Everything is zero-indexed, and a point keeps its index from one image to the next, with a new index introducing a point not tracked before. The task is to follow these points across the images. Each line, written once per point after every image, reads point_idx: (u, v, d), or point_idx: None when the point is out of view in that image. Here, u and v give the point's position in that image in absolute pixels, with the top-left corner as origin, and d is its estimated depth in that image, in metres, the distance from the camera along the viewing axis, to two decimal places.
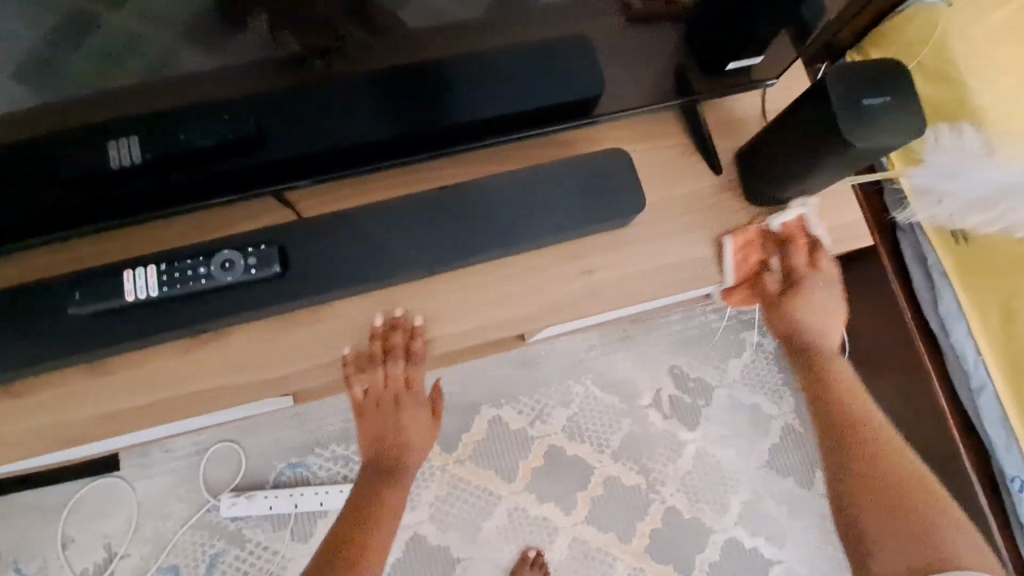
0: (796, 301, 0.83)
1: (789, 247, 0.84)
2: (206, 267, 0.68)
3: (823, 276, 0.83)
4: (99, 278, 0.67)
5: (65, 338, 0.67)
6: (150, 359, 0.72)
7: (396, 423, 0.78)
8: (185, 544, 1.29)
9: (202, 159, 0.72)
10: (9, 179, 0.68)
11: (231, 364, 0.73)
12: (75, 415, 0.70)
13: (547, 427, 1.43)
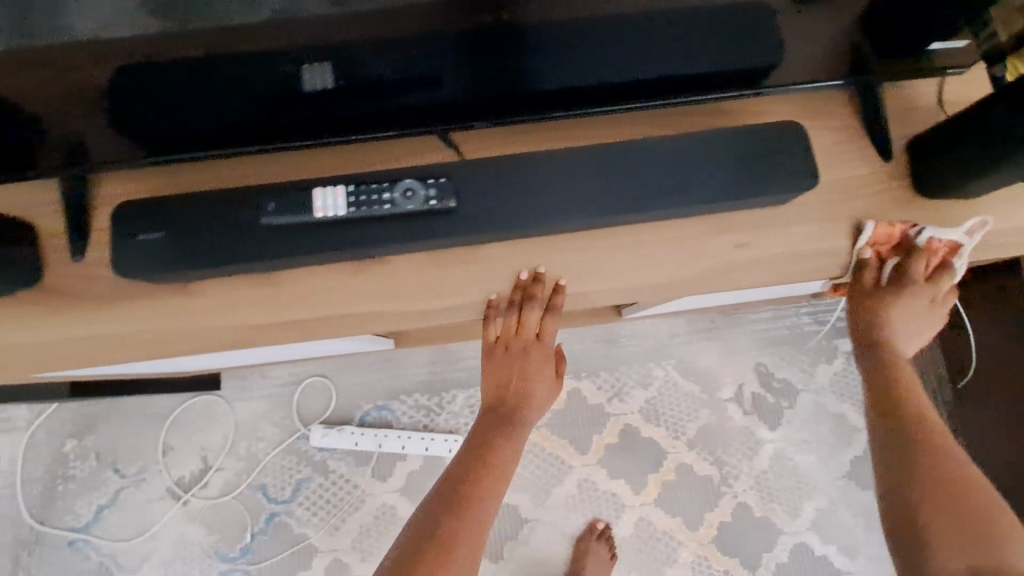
0: (886, 305, 0.84)
1: (910, 257, 0.83)
2: (390, 193, 0.69)
3: (938, 298, 0.85)
4: (288, 193, 0.69)
5: (250, 247, 0.69)
6: (303, 278, 0.73)
7: (522, 374, 0.82)
8: (274, 465, 1.38)
9: (385, 92, 0.73)
10: (206, 91, 0.70)
11: (378, 292, 0.73)
12: (225, 322, 0.71)
13: (626, 406, 1.42)
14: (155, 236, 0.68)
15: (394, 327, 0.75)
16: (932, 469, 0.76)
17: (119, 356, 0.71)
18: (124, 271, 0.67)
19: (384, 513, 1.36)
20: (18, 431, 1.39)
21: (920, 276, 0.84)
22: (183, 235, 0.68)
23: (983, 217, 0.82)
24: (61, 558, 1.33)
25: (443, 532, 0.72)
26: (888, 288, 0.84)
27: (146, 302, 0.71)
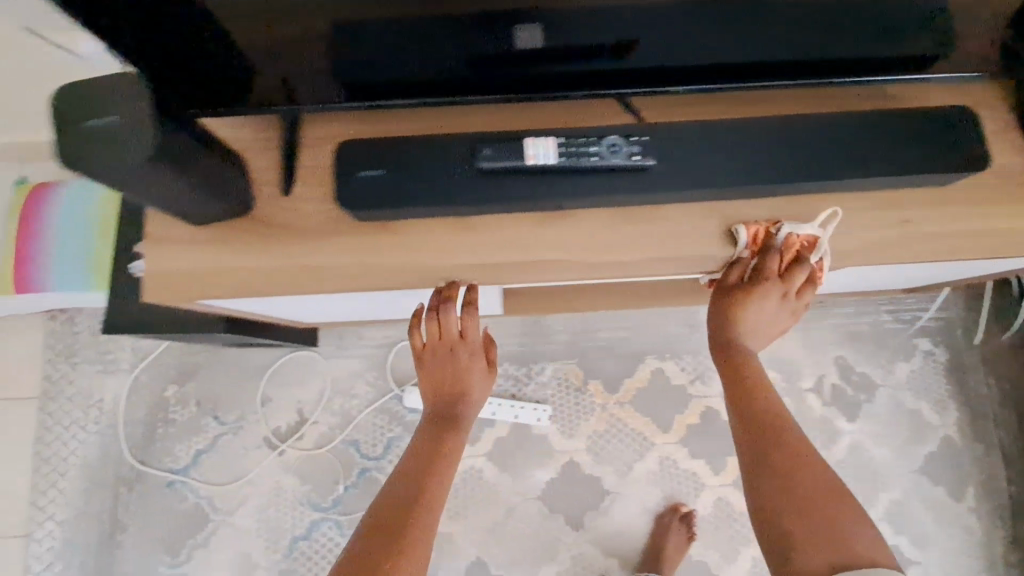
0: (738, 303, 0.82)
1: (766, 255, 0.81)
2: (598, 147, 0.71)
3: (795, 295, 0.82)
4: (499, 139, 0.71)
5: (463, 187, 0.70)
6: (490, 225, 0.77)
7: (453, 372, 0.92)
8: (367, 423, 1.42)
9: (587, 56, 0.74)
10: (419, 44, 0.72)
11: (557, 243, 0.77)
12: (419, 261, 0.76)
13: (708, 390, 1.46)
14: (375, 172, 0.69)
15: (568, 276, 0.78)
16: (787, 468, 0.72)
17: (316, 285, 0.75)
18: (348, 204, 0.70)
19: (471, 476, 1.41)
20: (123, 373, 1.43)
21: (774, 272, 0.81)
22: (399, 174, 0.70)
23: (835, 208, 0.80)
24: (160, 498, 1.38)
25: (389, 524, 0.77)
26: (738, 285, 0.83)
27: (348, 237, 0.75)
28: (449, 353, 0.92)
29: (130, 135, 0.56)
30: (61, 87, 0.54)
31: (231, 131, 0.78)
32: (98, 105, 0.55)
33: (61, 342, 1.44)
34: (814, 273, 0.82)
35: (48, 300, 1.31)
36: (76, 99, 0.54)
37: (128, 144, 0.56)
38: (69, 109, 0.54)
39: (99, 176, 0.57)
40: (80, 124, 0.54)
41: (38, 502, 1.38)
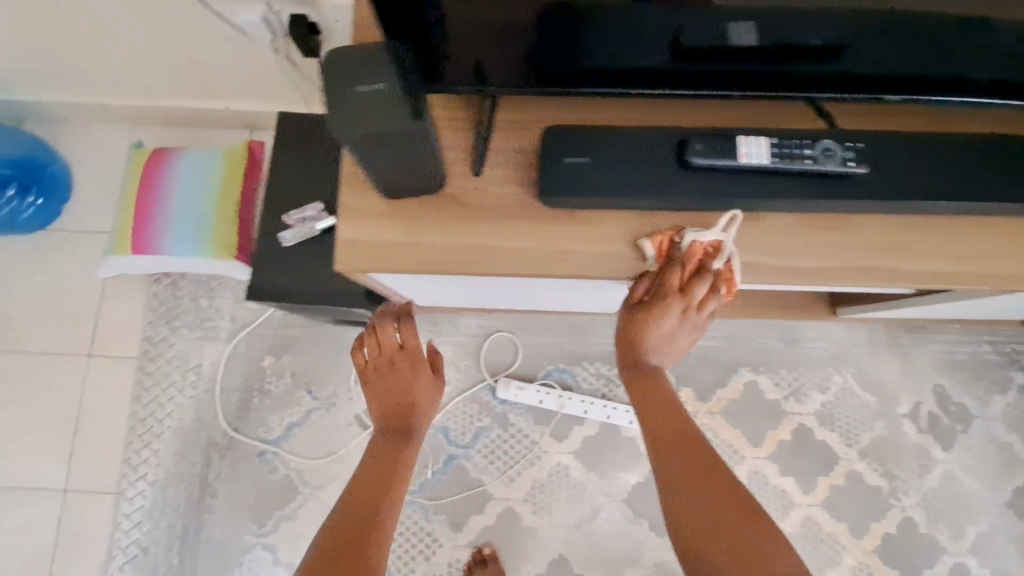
0: (638, 323, 0.78)
1: (665, 268, 0.75)
2: (813, 150, 0.71)
3: (696, 306, 0.77)
4: (712, 136, 0.71)
5: (666, 180, 0.69)
6: (678, 222, 0.75)
7: (400, 385, 0.95)
8: (457, 411, 1.43)
9: (792, 56, 0.73)
10: (627, 32, 0.71)
11: (743, 243, 0.75)
12: (607, 250, 0.74)
13: (802, 407, 1.44)
14: (580, 160, 0.70)
15: (750, 278, 0.76)
16: (702, 489, 0.76)
17: (500, 267, 0.73)
18: (543, 186, 0.69)
19: (558, 473, 1.40)
20: (221, 341, 1.45)
21: (674, 288, 0.76)
22: (607, 162, 0.70)
23: (734, 211, 0.72)
24: (250, 467, 1.39)
25: (348, 535, 0.82)
26: (641, 303, 0.77)
27: (534, 222, 0.74)
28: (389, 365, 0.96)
29: (394, 98, 0.61)
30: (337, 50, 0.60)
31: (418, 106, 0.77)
32: (369, 68, 0.60)
33: (163, 306, 1.46)
34: (719, 278, 0.76)
35: (178, 264, 1.32)
36: (351, 62, 0.60)
37: (391, 106, 0.61)
38: (345, 72, 0.60)
39: (360, 139, 0.62)
40: (354, 87, 0.60)
41: (132, 461, 1.40)
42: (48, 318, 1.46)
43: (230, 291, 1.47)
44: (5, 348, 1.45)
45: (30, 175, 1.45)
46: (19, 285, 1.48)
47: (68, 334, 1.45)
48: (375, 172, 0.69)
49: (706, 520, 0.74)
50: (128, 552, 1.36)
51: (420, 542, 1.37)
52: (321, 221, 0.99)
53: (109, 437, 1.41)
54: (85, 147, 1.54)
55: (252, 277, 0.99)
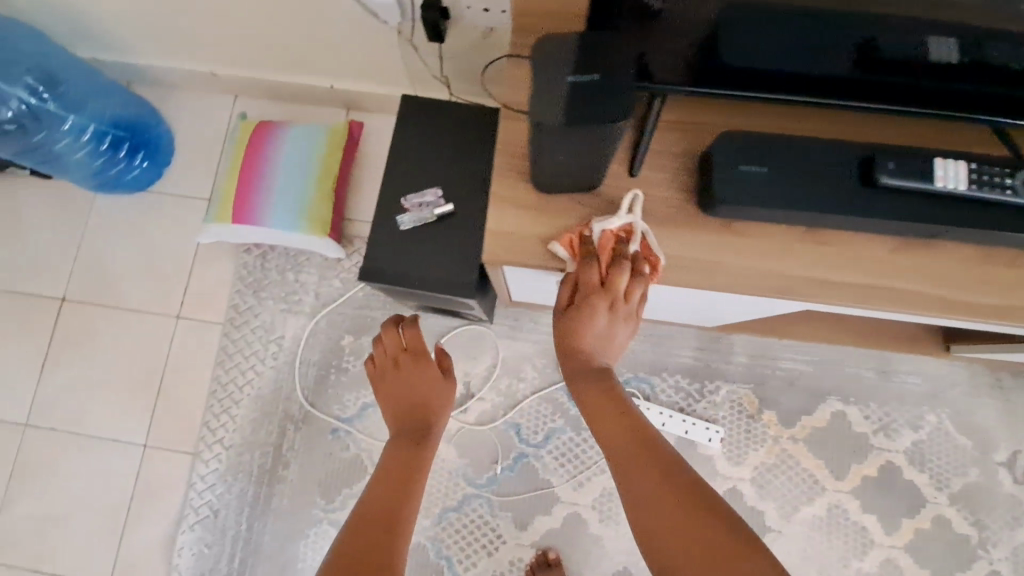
0: (569, 325, 0.74)
1: (580, 260, 0.71)
2: (1015, 180, 0.66)
3: (623, 299, 0.71)
4: (907, 155, 0.66)
5: (845, 198, 0.66)
6: (845, 240, 0.70)
7: (410, 382, 0.99)
8: (531, 409, 1.41)
9: (989, 79, 0.68)
10: (817, 41, 0.67)
11: (914, 270, 0.70)
12: (765, 266, 0.70)
13: (890, 443, 1.38)
14: (756, 169, 0.66)
15: (918, 309, 0.70)
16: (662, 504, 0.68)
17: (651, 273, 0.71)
18: (716, 192, 0.67)
19: None
20: (304, 315, 1.46)
21: (596, 283, 0.71)
22: (786, 174, 0.67)
23: (634, 193, 0.71)
24: (323, 443, 1.41)
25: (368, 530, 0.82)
26: (568, 304, 0.73)
27: (690, 230, 0.71)
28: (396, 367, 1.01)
29: (603, 87, 0.61)
30: (542, 40, 0.64)
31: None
32: (579, 58, 0.61)
33: (250, 275, 1.48)
34: (641, 265, 0.70)
35: (291, 239, 1.37)
36: (559, 51, 0.62)
37: (597, 96, 0.61)
38: (553, 62, 0.63)
39: (542, 134, 0.65)
40: (562, 76, 0.61)
41: (210, 425, 1.42)
42: (141, 277, 1.50)
43: (316, 267, 1.48)
44: (99, 302, 1.50)
45: (137, 138, 1.48)
46: (117, 243, 1.52)
47: (160, 295, 1.50)
48: (556, 169, 0.69)
49: (681, 535, 0.65)
50: (200, 513, 1.38)
51: (483, 537, 1.36)
52: (438, 207, 0.99)
53: (190, 398, 1.44)
54: (187, 114, 1.57)
55: (366, 257, 0.99)
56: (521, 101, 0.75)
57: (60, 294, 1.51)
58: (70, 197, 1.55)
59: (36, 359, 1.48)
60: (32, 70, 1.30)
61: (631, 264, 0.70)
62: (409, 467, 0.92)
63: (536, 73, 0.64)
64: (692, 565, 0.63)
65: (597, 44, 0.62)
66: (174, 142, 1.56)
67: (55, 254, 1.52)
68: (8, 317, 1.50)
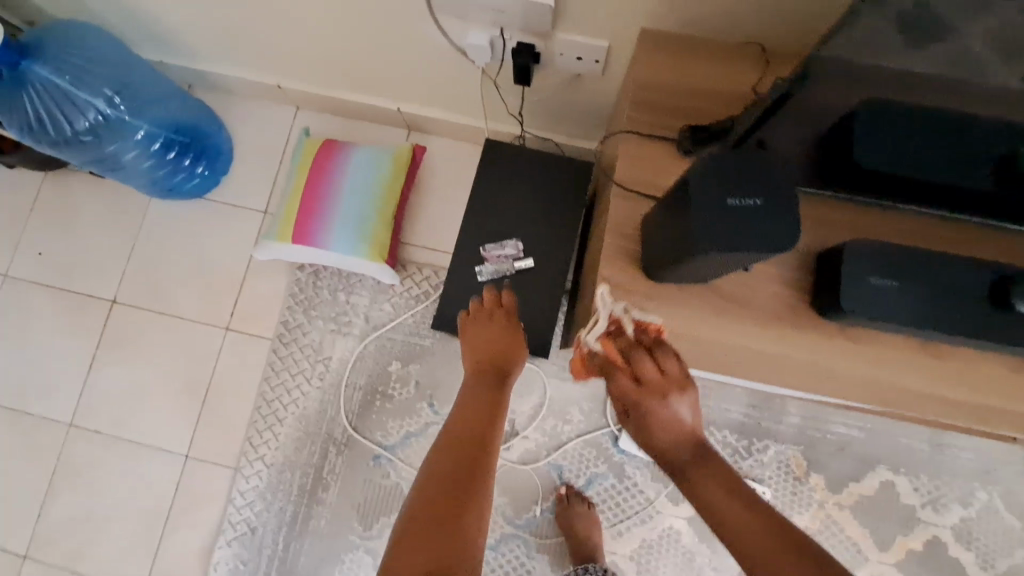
0: (644, 439, 0.63)
1: (606, 380, 0.65)
2: None
3: (666, 379, 0.62)
4: None
5: (970, 319, 0.64)
6: (962, 357, 0.68)
7: (495, 333, 0.85)
8: (575, 452, 1.39)
9: None
10: (954, 158, 0.66)
11: None
12: (876, 376, 0.68)
13: (938, 518, 1.35)
14: (884, 282, 0.65)
15: None
16: None
17: (757, 373, 0.69)
18: (844, 304, 0.64)
19: (669, 537, 1.35)
20: (352, 338, 1.45)
21: (629, 380, 0.63)
22: (914, 287, 0.65)
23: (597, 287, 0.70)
24: (364, 468, 1.40)
25: (445, 481, 0.65)
26: (626, 422, 0.64)
27: (801, 332, 0.69)
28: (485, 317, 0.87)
29: (771, 212, 0.54)
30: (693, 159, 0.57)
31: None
32: (740, 181, 0.55)
33: (302, 292, 1.47)
34: (649, 335, 0.67)
35: (360, 264, 1.37)
36: (714, 172, 0.56)
37: (769, 222, 0.54)
38: (708, 184, 0.56)
39: (672, 250, 0.60)
40: (723, 201, 0.55)
41: (253, 440, 1.42)
42: (194, 285, 1.51)
43: (368, 290, 1.47)
44: (150, 306, 1.51)
45: (198, 144, 1.48)
46: (171, 249, 1.53)
47: (210, 304, 1.50)
48: (676, 275, 0.65)
49: None
50: (237, 529, 1.38)
51: None
52: (518, 260, 1.00)
53: (234, 411, 1.44)
54: (248, 123, 1.57)
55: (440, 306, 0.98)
56: (634, 182, 0.72)
57: (111, 296, 1.51)
58: (126, 198, 1.55)
59: (83, 359, 1.49)
60: (111, 83, 1.30)
61: (645, 342, 0.65)
62: (486, 412, 0.74)
63: (685, 197, 0.57)
64: None
65: (760, 164, 0.55)
66: (234, 148, 1.55)
67: (108, 255, 1.53)
68: (59, 315, 1.51)
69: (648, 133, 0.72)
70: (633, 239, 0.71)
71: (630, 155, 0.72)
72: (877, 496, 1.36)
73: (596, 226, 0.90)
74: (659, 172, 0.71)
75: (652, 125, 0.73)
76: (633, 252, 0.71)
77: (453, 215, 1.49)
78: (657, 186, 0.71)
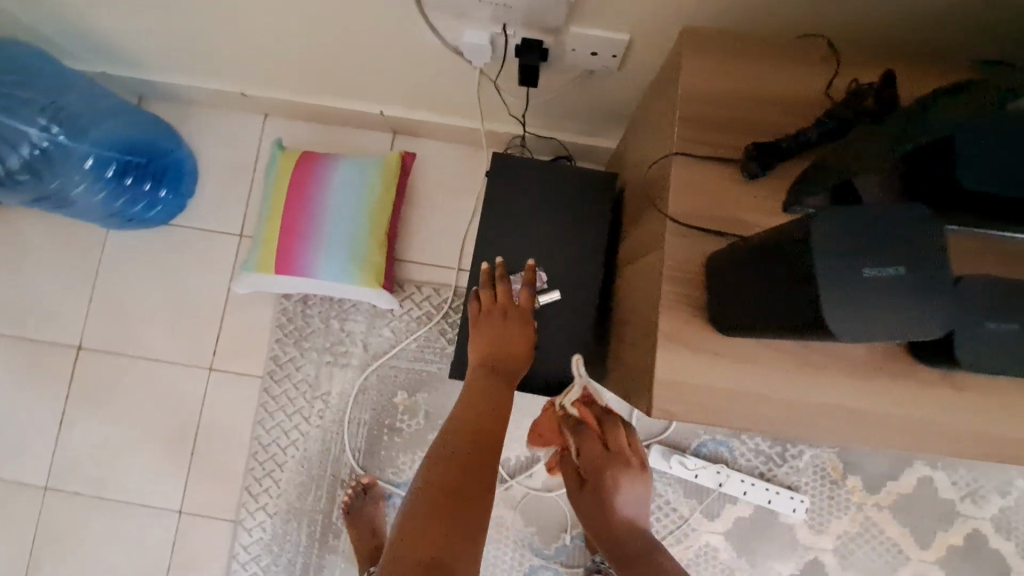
0: (597, 502, 0.82)
1: (579, 437, 0.83)
2: None
3: (629, 452, 0.83)
4: None
5: None
6: None
7: (507, 333, 0.84)
8: None
9: None
10: None
11: None
12: (980, 426, 0.59)
13: (978, 510, 1.31)
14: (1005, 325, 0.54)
15: None
16: None
17: (845, 432, 0.60)
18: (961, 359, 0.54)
19: (706, 554, 1.30)
20: (352, 370, 1.33)
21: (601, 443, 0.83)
22: None
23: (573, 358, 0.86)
24: None
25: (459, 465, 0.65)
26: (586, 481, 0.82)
27: (894, 381, 0.59)
28: (499, 312, 0.86)
29: (916, 286, 0.43)
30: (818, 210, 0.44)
31: (761, 213, 0.60)
32: (876, 243, 0.43)
33: (291, 323, 1.34)
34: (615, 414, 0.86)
35: (356, 292, 1.24)
36: (848, 233, 0.43)
37: (910, 298, 0.43)
38: (836, 248, 0.43)
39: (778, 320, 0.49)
40: (857, 270, 0.43)
41: (252, 489, 1.30)
42: (170, 324, 1.36)
43: (364, 316, 1.34)
44: (122, 350, 1.36)
45: (156, 165, 1.30)
46: (139, 284, 1.37)
47: (190, 343, 1.36)
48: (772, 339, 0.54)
49: None
50: None
51: None
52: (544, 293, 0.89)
53: (229, 459, 1.32)
54: (211, 137, 1.40)
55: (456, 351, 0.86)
56: (690, 214, 0.60)
57: (76, 341, 1.36)
58: (80, 231, 1.38)
59: (52, 415, 1.34)
60: (43, 108, 1.13)
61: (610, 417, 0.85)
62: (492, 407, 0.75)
63: (806, 260, 0.44)
64: None
65: (906, 225, 0.43)
66: (198, 166, 1.39)
67: (68, 296, 1.37)
68: (20, 369, 1.35)
69: (701, 155, 0.60)
70: (696, 284, 0.59)
71: (682, 182, 0.60)
72: (916, 493, 1.31)
73: (630, 254, 0.78)
74: (721, 201, 0.60)
75: (707, 143, 0.61)
76: (697, 299, 0.59)
77: (450, 226, 1.36)
78: (718, 218, 0.60)
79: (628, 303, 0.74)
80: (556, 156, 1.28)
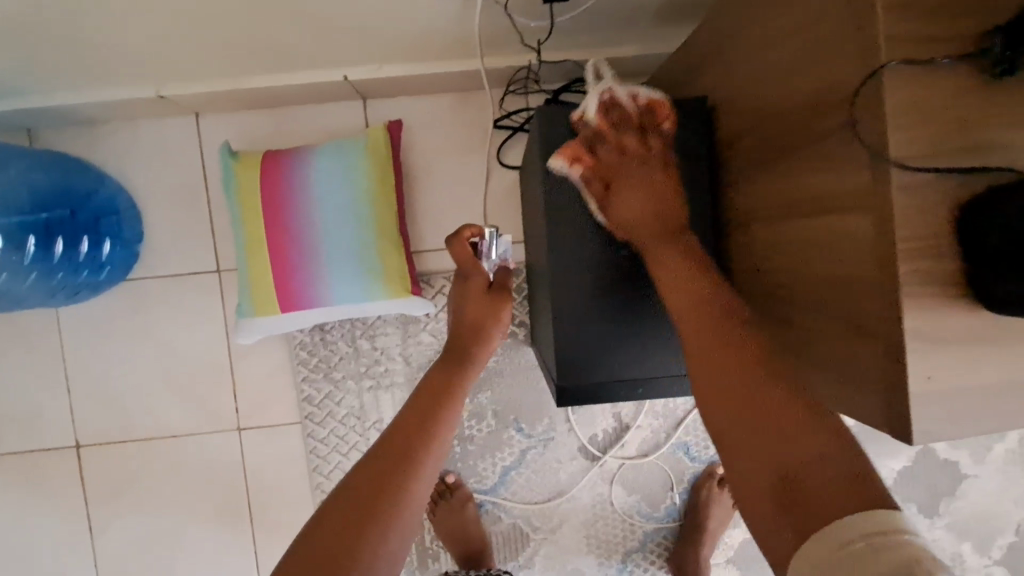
0: (620, 210, 0.67)
1: (596, 147, 0.69)
2: None
3: (650, 153, 0.68)
4: None
5: None
6: None
7: (457, 301, 0.83)
8: (697, 422, 1.20)
9: None
10: None
11: None
12: None
13: None
14: None
15: None
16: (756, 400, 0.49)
17: None
18: None
19: None
20: (400, 387, 1.15)
21: (617, 149, 0.68)
22: None
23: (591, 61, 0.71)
24: None
25: (399, 427, 0.65)
26: (605, 198, 0.69)
27: None
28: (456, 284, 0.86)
29: None
30: None
31: (1016, 129, 0.42)
32: None
33: (314, 356, 1.14)
34: (641, 115, 0.69)
35: (382, 308, 1.02)
36: None
37: None
38: None
39: None
40: None
41: None
42: (173, 391, 1.15)
43: (395, 325, 1.14)
44: (128, 436, 1.16)
45: (85, 208, 1.03)
46: (120, 358, 1.15)
47: (204, 408, 1.16)
48: None
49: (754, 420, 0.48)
50: None
51: None
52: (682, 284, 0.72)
53: (295, 514, 1.18)
54: (138, 159, 1.11)
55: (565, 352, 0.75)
56: (922, 155, 0.42)
57: (70, 441, 1.15)
58: (27, 315, 1.13)
59: (76, 525, 1.16)
60: None
61: (635, 122, 0.69)
62: (446, 385, 0.71)
63: None
64: (760, 427, 0.48)
65: None
66: (133, 201, 1.11)
67: (41, 393, 1.15)
68: (19, 487, 1.16)
69: (925, 63, 0.42)
70: (939, 253, 0.43)
71: (904, 112, 0.42)
72: None
73: (769, 204, 0.60)
74: (961, 125, 0.42)
75: (923, 44, 0.42)
76: (944, 272, 0.43)
77: (462, 197, 1.12)
78: (961, 150, 0.42)
79: (791, 273, 0.57)
80: (571, 82, 1.03)
